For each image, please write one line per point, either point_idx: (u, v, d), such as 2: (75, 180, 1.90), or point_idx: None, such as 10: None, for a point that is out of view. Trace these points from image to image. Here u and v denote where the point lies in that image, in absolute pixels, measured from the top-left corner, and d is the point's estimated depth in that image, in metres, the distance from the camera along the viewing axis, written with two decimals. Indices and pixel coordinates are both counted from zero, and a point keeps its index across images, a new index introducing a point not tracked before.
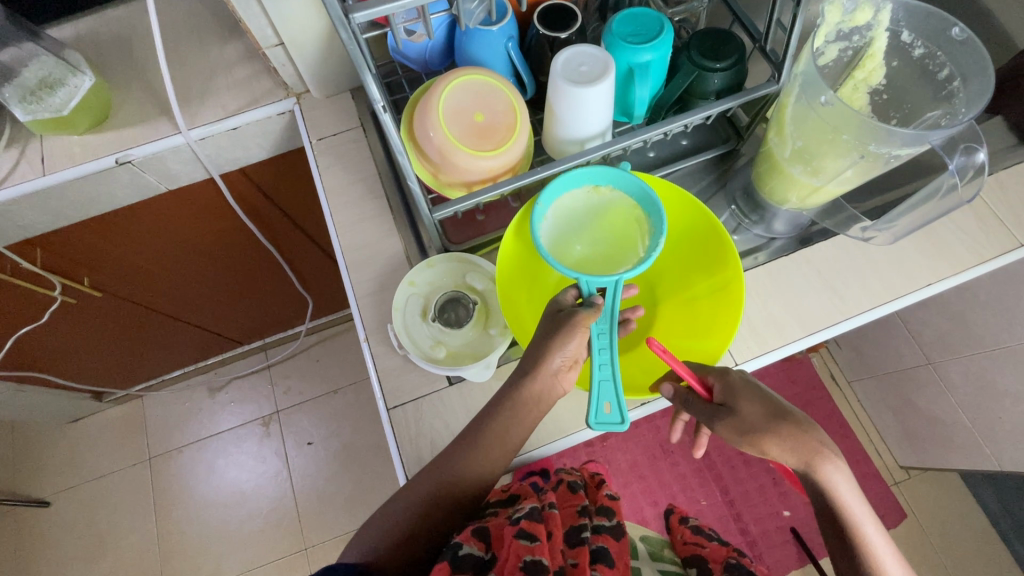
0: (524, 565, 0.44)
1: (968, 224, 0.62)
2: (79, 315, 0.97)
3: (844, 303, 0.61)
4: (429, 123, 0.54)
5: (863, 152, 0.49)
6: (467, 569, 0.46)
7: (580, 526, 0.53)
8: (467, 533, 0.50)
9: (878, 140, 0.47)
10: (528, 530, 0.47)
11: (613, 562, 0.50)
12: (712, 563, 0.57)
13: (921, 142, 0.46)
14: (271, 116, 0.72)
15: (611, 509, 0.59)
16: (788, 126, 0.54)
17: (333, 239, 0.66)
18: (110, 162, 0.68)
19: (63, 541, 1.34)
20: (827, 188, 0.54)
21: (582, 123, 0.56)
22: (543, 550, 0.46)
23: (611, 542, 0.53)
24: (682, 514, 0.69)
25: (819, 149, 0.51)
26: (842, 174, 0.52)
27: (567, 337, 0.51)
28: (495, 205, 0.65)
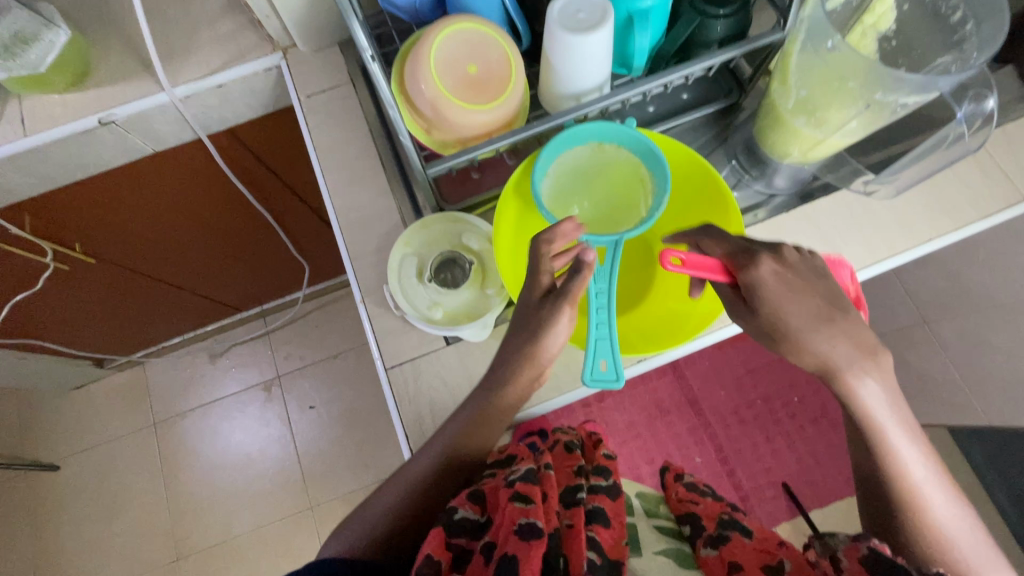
0: (518, 528, 0.42)
1: (972, 178, 0.61)
2: (74, 282, 0.96)
3: (842, 260, 0.60)
4: (420, 77, 0.52)
5: (869, 101, 0.48)
6: (461, 534, 0.45)
7: (575, 487, 0.53)
8: (463, 497, 0.49)
9: (886, 88, 0.47)
10: (523, 492, 0.46)
11: (610, 521, 0.49)
12: (706, 519, 0.57)
13: (931, 88, 0.46)
14: (258, 72, 0.69)
15: (607, 467, 0.58)
16: (792, 75, 0.52)
17: (326, 200, 0.64)
18: (94, 122, 0.66)
19: (75, 503, 1.38)
20: (830, 141, 0.53)
21: (579, 74, 0.54)
22: (538, 512, 0.44)
23: (607, 502, 0.52)
24: (677, 472, 0.71)
25: (826, 99, 0.50)
26: (848, 126, 0.51)
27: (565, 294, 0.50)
28: (490, 162, 0.64)
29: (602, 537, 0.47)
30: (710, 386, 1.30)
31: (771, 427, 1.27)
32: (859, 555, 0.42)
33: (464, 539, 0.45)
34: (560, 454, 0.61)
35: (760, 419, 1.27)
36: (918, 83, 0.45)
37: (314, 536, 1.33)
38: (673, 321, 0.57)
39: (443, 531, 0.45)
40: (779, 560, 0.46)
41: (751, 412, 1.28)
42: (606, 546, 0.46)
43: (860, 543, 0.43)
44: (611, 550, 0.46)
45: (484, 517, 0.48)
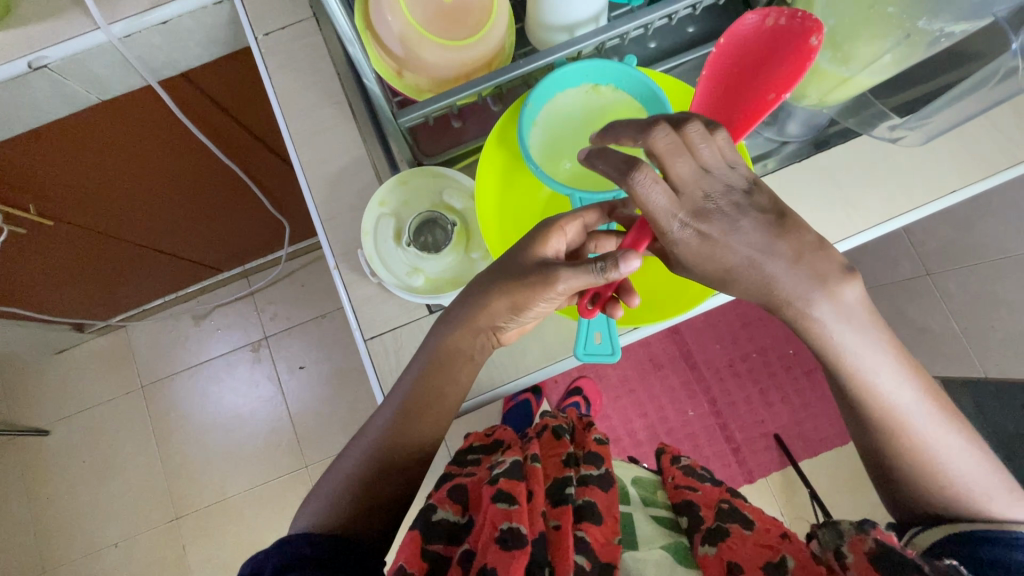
0: (500, 534, 0.40)
1: (1004, 121, 0.56)
2: (33, 245, 0.90)
3: (858, 214, 0.56)
4: (386, 6, 0.44)
5: (909, 31, 0.43)
6: (439, 537, 0.44)
7: (564, 480, 0.51)
8: (444, 495, 0.47)
9: (931, 13, 0.42)
10: (507, 492, 0.44)
11: (600, 518, 0.47)
12: (704, 508, 0.53)
13: (982, 14, 0.42)
14: (206, 6, 0.61)
15: (598, 454, 0.57)
16: (817, 2, 0.47)
17: (291, 154, 0.58)
18: (22, 66, 0.59)
19: (69, 466, 1.38)
20: (856, 80, 0.47)
21: (570, 2, 0.46)
22: (521, 516, 0.41)
23: (599, 494, 0.50)
24: (673, 455, 0.67)
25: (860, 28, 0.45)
26: (883, 60, 0.45)
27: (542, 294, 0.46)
28: (472, 109, 0.57)
29: (593, 536, 0.45)
30: (706, 341, 1.28)
31: (765, 380, 1.26)
32: (865, 548, 0.43)
33: (441, 545, 0.43)
34: (548, 440, 0.58)
35: (754, 373, 1.26)
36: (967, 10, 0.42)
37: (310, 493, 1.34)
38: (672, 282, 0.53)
39: (420, 536, 0.43)
40: (783, 557, 0.45)
41: (746, 366, 1.27)
42: (597, 549, 0.44)
43: (864, 537, 0.44)
44: (601, 551, 0.44)
45: (465, 516, 0.47)
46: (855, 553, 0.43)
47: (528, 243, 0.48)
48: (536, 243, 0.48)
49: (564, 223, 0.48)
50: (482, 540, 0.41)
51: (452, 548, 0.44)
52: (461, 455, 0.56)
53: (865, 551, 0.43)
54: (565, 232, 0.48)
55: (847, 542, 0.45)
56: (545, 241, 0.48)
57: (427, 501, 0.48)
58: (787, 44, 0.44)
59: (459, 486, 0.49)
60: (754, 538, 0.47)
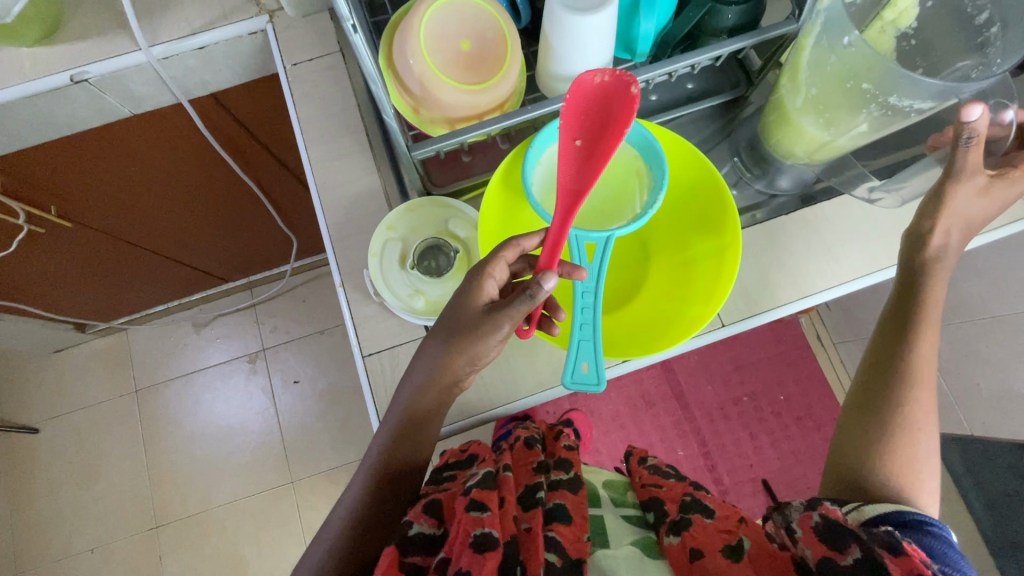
0: (473, 539, 0.41)
1: None
2: (49, 245, 0.93)
3: (840, 266, 0.59)
4: (409, 50, 0.48)
5: (879, 103, 0.46)
6: (416, 550, 0.44)
7: (534, 486, 0.51)
8: (419, 510, 0.48)
9: (901, 92, 0.45)
10: (479, 500, 0.45)
11: (570, 518, 0.48)
12: (667, 504, 0.54)
13: (947, 95, 0.44)
14: (241, 36, 0.65)
15: (569, 460, 0.58)
16: (803, 72, 0.50)
17: (308, 176, 0.62)
18: (65, 79, 0.63)
19: (54, 466, 1.37)
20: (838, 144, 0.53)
21: (580, 57, 0.51)
22: (493, 521, 0.43)
23: (569, 497, 0.51)
24: (641, 456, 0.67)
25: (833, 102, 0.49)
26: (857, 128, 0.50)
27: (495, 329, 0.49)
28: (481, 146, 0.61)
29: (563, 535, 0.46)
30: (698, 382, 1.29)
31: (755, 424, 1.27)
32: (812, 523, 0.43)
33: (420, 557, 0.44)
34: (521, 450, 0.59)
35: (744, 417, 1.27)
36: (934, 92, 0.43)
37: (294, 509, 1.33)
38: (662, 323, 0.54)
39: (397, 549, 0.44)
40: (740, 540, 0.46)
41: (737, 409, 1.28)
42: (567, 546, 0.45)
43: (812, 514, 0.44)
44: (572, 548, 0.45)
45: (441, 529, 0.47)
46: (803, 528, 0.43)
47: (463, 293, 0.51)
48: (467, 291, 0.51)
49: (489, 267, 0.51)
50: (455, 548, 0.42)
51: (429, 558, 0.44)
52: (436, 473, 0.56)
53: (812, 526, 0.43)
54: (495, 274, 0.51)
55: (796, 520, 0.45)
56: (477, 288, 0.51)
57: (403, 518, 0.48)
58: (618, 103, 0.47)
59: (433, 499, 0.49)
60: (715, 524, 0.48)
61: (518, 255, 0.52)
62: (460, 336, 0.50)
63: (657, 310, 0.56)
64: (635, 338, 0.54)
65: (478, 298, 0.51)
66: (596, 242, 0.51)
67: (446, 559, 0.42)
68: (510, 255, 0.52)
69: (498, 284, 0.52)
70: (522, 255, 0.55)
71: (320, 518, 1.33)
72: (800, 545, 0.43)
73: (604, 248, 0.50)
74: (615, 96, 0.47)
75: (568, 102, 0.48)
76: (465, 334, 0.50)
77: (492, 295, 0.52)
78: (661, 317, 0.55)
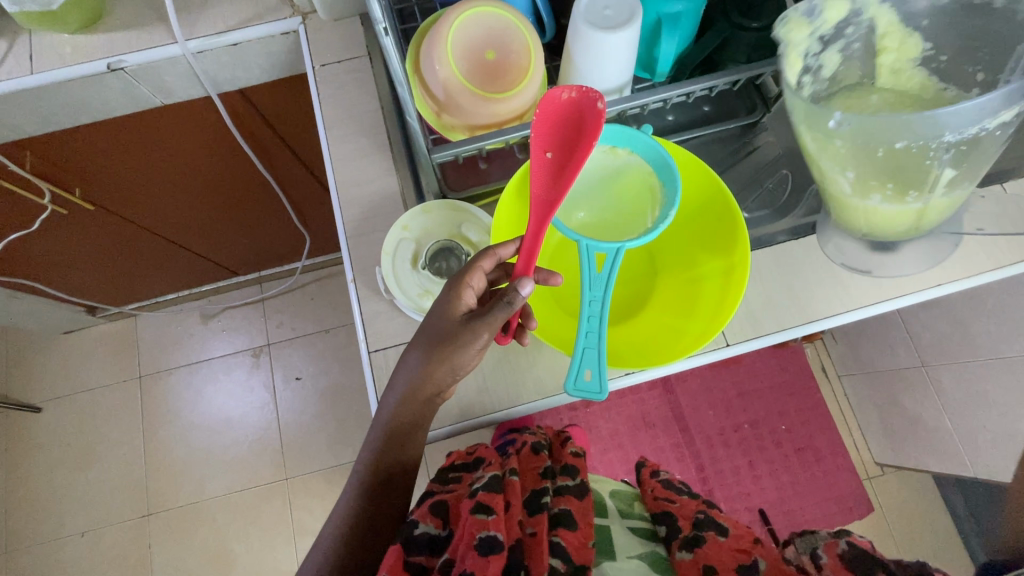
0: (479, 540, 0.46)
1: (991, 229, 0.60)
2: (69, 226, 0.95)
3: (848, 294, 0.59)
4: (435, 57, 0.50)
5: (949, 147, 0.44)
6: (421, 549, 0.48)
7: (540, 491, 0.57)
8: (425, 510, 0.52)
9: (950, 128, 0.43)
10: (485, 503, 0.49)
11: (573, 524, 0.54)
12: (682, 519, 0.56)
13: (1005, 103, 0.41)
14: (274, 35, 0.68)
15: (575, 467, 0.62)
16: (828, 164, 0.50)
17: (328, 172, 0.63)
18: (102, 67, 0.65)
19: (52, 447, 1.38)
20: (941, 203, 0.50)
21: (601, 75, 0.52)
22: (498, 524, 0.47)
23: (574, 503, 0.56)
24: (654, 469, 0.69)
25: (907, 171, 0.47)
26: (943, 179, 0.47)
27: (468, 341, 0.50)
28: (500, 153, 0.62)
29: (568, 541, 0.52)
30: (699, 406, 1.29)
31: (755, 453, 1.26)
32: (838, 551, 0.46)
33: (424, 556, 0.48)
34: (527, 457, 0.64)
35: (744, 444, 1.26)
36: (991, 111, 0.42)
37: (286, 507, 1.33)
38: (668, 338, 0.54)
39: (402, 548, 0.47)
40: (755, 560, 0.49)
41: (737, 436, 1.27)
42: (572, 552, 0.51)
43: (838, 540, 0.47)
44: (575, 554, 0.51)
45: (445, 528, 0.51)
46: (827, 555, 0.46)
47: (442, 304, 0.52)
48: (447, 299, 0.52)
49: (467, 277, 0.52)
50: (461, 547, 0.46)
51: (433, 560, 0.48)
52: (442, 473, 0.60)
53: (837, 554, 0.46)
54: (473, 284, 0.52)
55: (821, 547, 0.47)
56: (456, 297, 0.52)
57: (408, 517, 0.52)
58: (588, 117, 0.49)
59: (439, 500, 0.53)
60: (729, 543, 0.51)
61: (495, 264, 0.54)
62: (444, 347, 0.50)
63: (663, 324, 0.56)
64: (643, 351, 0.54)
65: (458, 308, 0.51)
66: (607, 252, 0.51)
67: (451, 560, 0.46)
68: (487, 264, 0.53)
69: (476, 293, 0.53)
70: (499, 264, 0.56)
71: (311, 518, 1.32)
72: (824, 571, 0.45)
73: (613, 260, 0.50)
74: (585, 112, 0.49)
75: (540, 115, 0.49)
76: (448, 344, 0.50)
77: (471, 304, 0.52)
78: (668, 331, 0.55)
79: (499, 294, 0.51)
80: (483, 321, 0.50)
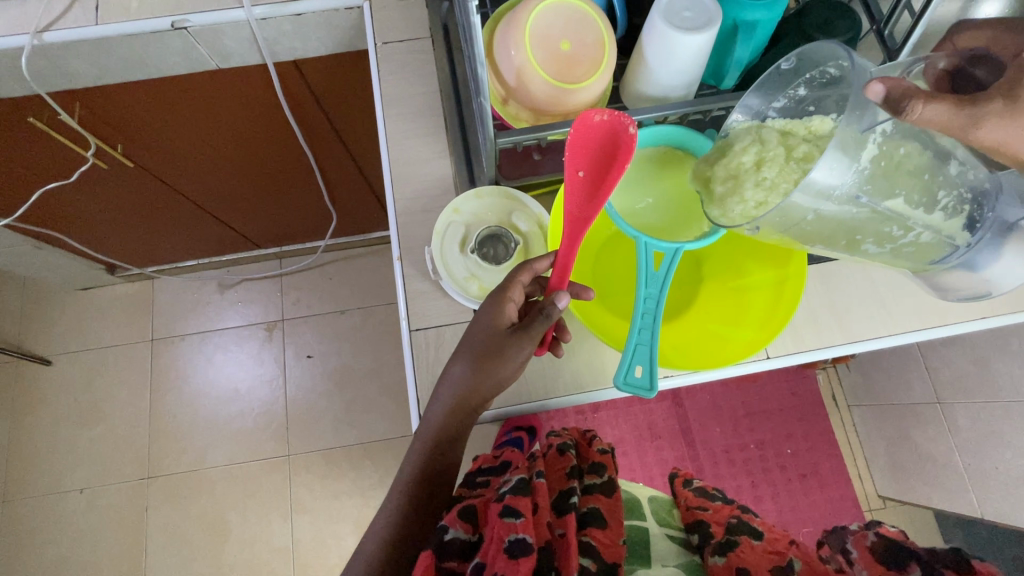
0: (509, 544, 0.46)
1: None
2: (106, 182, 0.96)
3: (891, 319, 0.62)
4: (511, 41, 0.51)
5: (859, 198, 0.43)
6: (453, 555, 0.49)
7: (568, 492, 0.58)
8: (454, 515, 0.52)
9: (825, 190, 0.42)
10: (512, 508, 0.50)
11: (601, 525, 0.56)
12: (714, 525, 0.62)
13: (838, 153, 0.41)
14: (338, 10, 0.68)
15: (602, 464, 0.65)
16: (795, 241, 0.48)
17: (382, 151, 0.64)
18: (166, 24, 0.66)
19: (59, 401, 1.38)
20: (954, 219, 0.44)
21: (668, 72, 0.52)
22: (526, 528, 0.48)
23: (603, 501, 0.60)
24: (686, 478, 0.75)
25: (863, 224, 0.45)
26: (906, 205, 0.43)
27: (507, 357, 0.53)
28: (554, 146, 0.62)
29: (598, 540, 0.54)
30: (707, 422, 1.28)
31: (758, 474, 1.25)
32: (870, 544, 0.51)
33: (454, 562, 0.49)
34: (554, 457, 0.66)
35: (748, 464, 1.26)
36: (837, 164, 0.41)
37: (286, 483, 1.33)
38: (714, 341, 0.56)
39: (433, 555, 0.48)
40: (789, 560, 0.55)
41: (742, 455, 1.26)
42: (602, 550, 0.53)
43: (868, 532, 0.52)
44: (607, 553, 0.53)
45: (475, 534, 0.52)
46: (859, 547, 0.51)
47: (487, 317, 0.54)
48: (489, 312, 0.54)
49: (508, 292, 0.54)
50: (491, 554, 0.46)
51: (464, 564, 0.49)
52: (471, 478, 0.62)
53: (868, 545, 0.51)
54: (515, 298, 0.54)
55: (853, 540, 0.52)
56: (498, 310, 0.54)
57: (438, 523, 0.53)
58: (611, 141, 0.49)
59: (468, 506, 0.54)
60: (762, 547, 0.56)
61: (531, 278, 0.56)
62: (490, 359, 0.52)
63: (709, 327, 0.57)
64: (691, 351, 0.55)
65: (500, 321, 0.54)
66: (664, 252, 0.52)
67: (483, 564, 0.46)
68: (524, 278, 0.55)
69: (516, 306, 0.55)
70: (534, 278, 0.57)
71: (309, 496, 1.32)
72: (857, 565, 0.51)
73: (671, 258, 0.51)
74: (607, 139, 0.49)
75: (571, 140, 0.50)
76: (493, 356, 0.53)
77: (513, 317, 0.55)
78: (716, 337, 0.56)
79: (537, 307, 0.54)
80: (526, 335, 0.52)
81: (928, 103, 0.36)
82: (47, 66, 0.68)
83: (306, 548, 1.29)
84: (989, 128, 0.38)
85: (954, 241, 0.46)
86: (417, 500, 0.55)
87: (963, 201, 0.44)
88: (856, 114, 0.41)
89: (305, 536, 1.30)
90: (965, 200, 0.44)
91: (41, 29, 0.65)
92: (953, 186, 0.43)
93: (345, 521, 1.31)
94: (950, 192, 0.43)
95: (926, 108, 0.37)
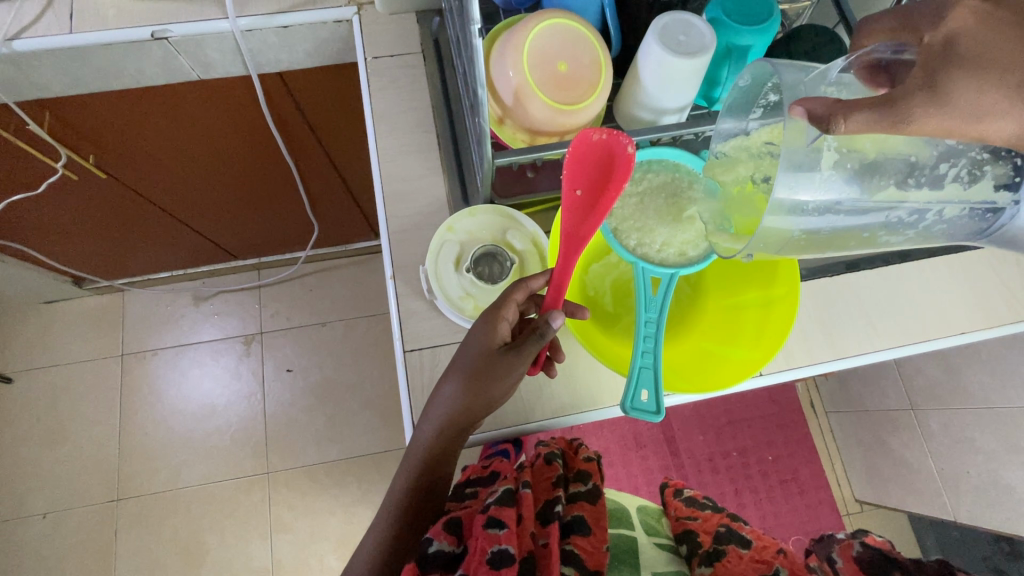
0: (491, 557, 0.45)
1: (991, 289, 0.65)
2: (76, 193, 0.91)
3: (880, 335, 0.64)
4: (508, 62, 0.51)
5: (840, 202, 0.42)
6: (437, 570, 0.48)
7: (553, 500, 0.57)
8: (439, 528, 0.51)
9: (795, 211, 0.43)
10: (497, 518, 0.49)
11: (586, 531, 0.55)
12: (703, 534, 0.63)
13: (804, 180, 0.42)
14: (327, 22, 0.67)
15: (587, 473, 0.64)
16: (800, 250, 0.48)
17: (374, 166, 0.64)
18: (146, 34, 0.63)
19: (21, 422, 1.31)
20: (979, 184, 0.39)
21: (661, 92, 0.53)
22: (510, 538, 0.47)
23: (587, 509, 0.59)
24: (676, 487, 0.76)
25: (871, 220, 0.44)
26: (917, 192, 0.41)
27: (503, 376, 0.52)
28: (548, 164, 0.62)
29: (581, 547, 0.54)
30: (690, 430, 1.30)
31: (741, 481, 1.27)
32: (854, 552, 0.52)
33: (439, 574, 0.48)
34: (541, 467, 0.64)
35: (731, 472, 1.27)
36: (799, 186, 0.42)
37: (265, 501, 1.29)
38: (719, 359, 0.57)
39: (418, 566, 0.47)
40: (775, 569, 0.54)
41: (725, 463, 1.28)
42: (585, 558, 0.53)
43: (853, 541, 0.52)
44: (590, 560, 0.53)
45: (460, 546, 0.51)
46: (845, 557, 0.52)
47: (479, 336, 0.53)
48: (485, 329, 0.54)
49: (502, 310, 0.54)
50: (473, 566, 0.46)
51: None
52: (458, 490, 0.60)
53: (853, 555, 0.51)
54: (508, 316, 0.54)
55: (837, 548, 0.53)
56: (492, 327, 0.54)
57: (423, 536, 0.51)
58: (603, 160, 0.50)
59: (453, 517, 0.53)
60: (749, 555, 0.57)
61: (526, 295, 0.56)
62: (483, 379, 0.52)
63: (712, 342, 0.59)
64: (692, 374, 0.56)
65: (493, 340, 0.53)
66: (661, 276, 0.54)
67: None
68: (519, 296, 0.55)
69: (510, 324, 0.55)
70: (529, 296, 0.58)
71: (290, 514, 1.28)
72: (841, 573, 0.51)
73: (668, 284, 0.53)
74: (598, 156, 0.50)
75: (570, 157, 0.50)
76: (484, 376, 0.52)
77: (507, 335, 0.54)
78: (716, 355, 0.57)
79: (530, 327, 0.54)
80: (519, 353, 0.52)
81: (849, 115, 0.34)
82: (17, 75, 0.65)
83: (286, 568, 1.25)
84: (929, 128, 0.34)
85: (997, 204, 0.40)
86: (409, 521, 0.54)
87: (981, 163, 0.39)
88: (796, 129, 0.41)
89: (286, 555, 1.26)
90: (983, 160, 0.38)
91: (10, 37, 0.62)
92: (959, 154, 0.39)
93: (328, 539, 1.27)
94: (956, 162, 0.39)
95: (848, 122, 0.34)
